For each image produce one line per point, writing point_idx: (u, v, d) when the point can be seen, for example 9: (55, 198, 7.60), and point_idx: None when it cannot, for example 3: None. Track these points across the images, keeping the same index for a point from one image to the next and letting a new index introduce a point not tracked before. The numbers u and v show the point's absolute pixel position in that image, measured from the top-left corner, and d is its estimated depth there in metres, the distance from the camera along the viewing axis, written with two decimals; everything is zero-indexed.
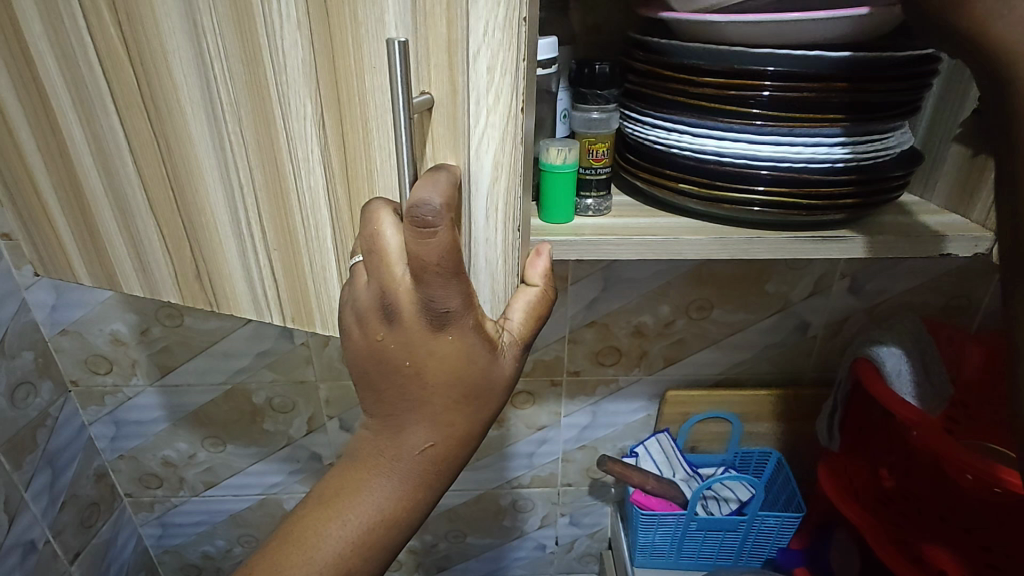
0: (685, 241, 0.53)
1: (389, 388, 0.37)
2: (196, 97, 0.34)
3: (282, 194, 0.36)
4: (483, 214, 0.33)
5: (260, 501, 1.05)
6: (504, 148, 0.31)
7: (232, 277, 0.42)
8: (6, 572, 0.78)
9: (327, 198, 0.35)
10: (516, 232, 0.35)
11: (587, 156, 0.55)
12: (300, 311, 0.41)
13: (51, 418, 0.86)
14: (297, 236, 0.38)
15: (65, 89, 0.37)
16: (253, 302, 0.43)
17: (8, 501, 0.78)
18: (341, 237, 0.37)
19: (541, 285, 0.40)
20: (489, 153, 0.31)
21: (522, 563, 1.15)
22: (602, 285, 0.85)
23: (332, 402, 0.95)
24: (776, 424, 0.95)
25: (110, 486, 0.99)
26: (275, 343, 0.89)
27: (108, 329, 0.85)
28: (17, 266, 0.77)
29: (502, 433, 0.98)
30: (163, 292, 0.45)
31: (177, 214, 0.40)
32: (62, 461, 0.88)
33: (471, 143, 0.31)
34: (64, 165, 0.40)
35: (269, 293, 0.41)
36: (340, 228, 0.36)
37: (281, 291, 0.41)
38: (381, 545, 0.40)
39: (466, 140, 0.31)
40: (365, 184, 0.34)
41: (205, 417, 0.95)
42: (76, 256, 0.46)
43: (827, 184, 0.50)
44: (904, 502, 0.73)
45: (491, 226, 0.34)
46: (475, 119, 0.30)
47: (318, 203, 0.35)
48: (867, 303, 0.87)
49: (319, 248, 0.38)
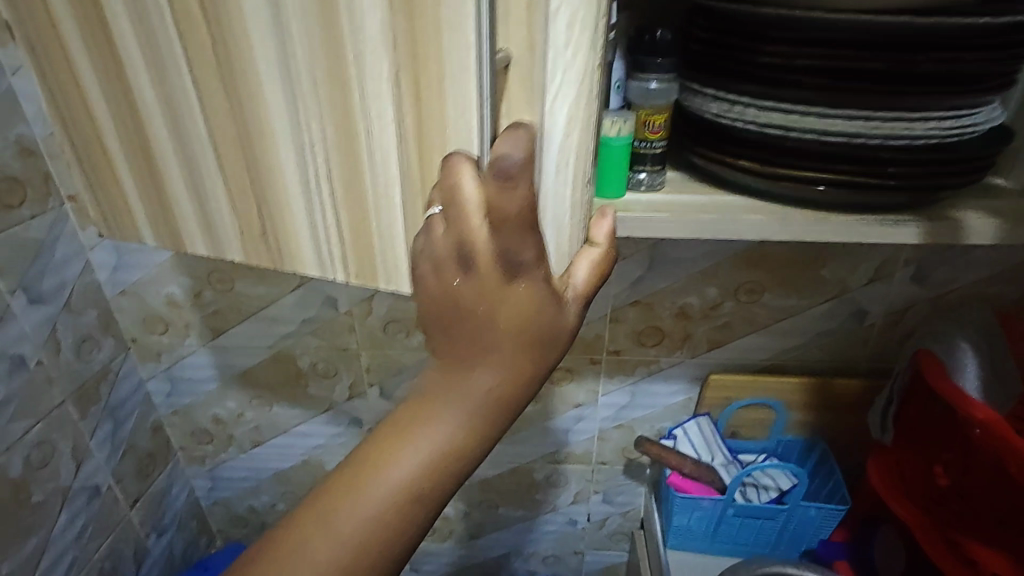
0: (743, 221, 0.51)
1: (458, 328, 0.36)
2: (271, 55, 0.34)
3: (355, 152, 0.36)
4: (554, 169, 0.34)
5: (304, 461, 1.09)
6: (579, 104, 0.32)
7: (298, 238, 0.42)
8: (74, 512, 0.84)
9: (400, 156, 0.35)
10: (586, 186, 0.36)
11: (643, 129, 0.54)
12: (365, 270, 0.41)
13: (113, 372, 0.90)
14: (367, 198, 0.37)
15: (138, 49, 0.37)
16: (319, 262, 0.42)
17: (76, 447, 0.83)
18: (411, 198, 0.37)
19: (605, 245, 0.38)
20: (564, 110, 0.32)
21: (553, 537, 1.16)
22: (647, 264, 0.83)
23: (374, 370, 0.97)
24: (823, 414, 0.92)
25: (165, 439, 1.04)
26: (321, 310, 0.91)
27: (164, 291, 0.89)
28: (82, 227, 0.80)
29: (539, 408, 0.98)
30: (227, 252, 0.46)
31: (245, 172, 0.40)
32: (122, 413, 0.93)
33: (546, 99, 0.32)
34: (134, 125, 0.41)
35: (336, 252, 0.41)
36: (412, 188, 0.36)
37: (348, 251, 0.41)
38: (436, 483, 0.37)
39: (542, 94, 0.32)
40: (439, 142, 0.34)
41: (253, 378, 0.99)
42: (142, 215, 0.47)
43: (897, 164, 0.47)
44: (959, 502, 0.69)
45: (561, 181, 0.35)
46: (550, 74, 0.31)
47: (390, 162, 0.35)
48: (933, 292, 0.82)
49: (388, 208, 0.37)
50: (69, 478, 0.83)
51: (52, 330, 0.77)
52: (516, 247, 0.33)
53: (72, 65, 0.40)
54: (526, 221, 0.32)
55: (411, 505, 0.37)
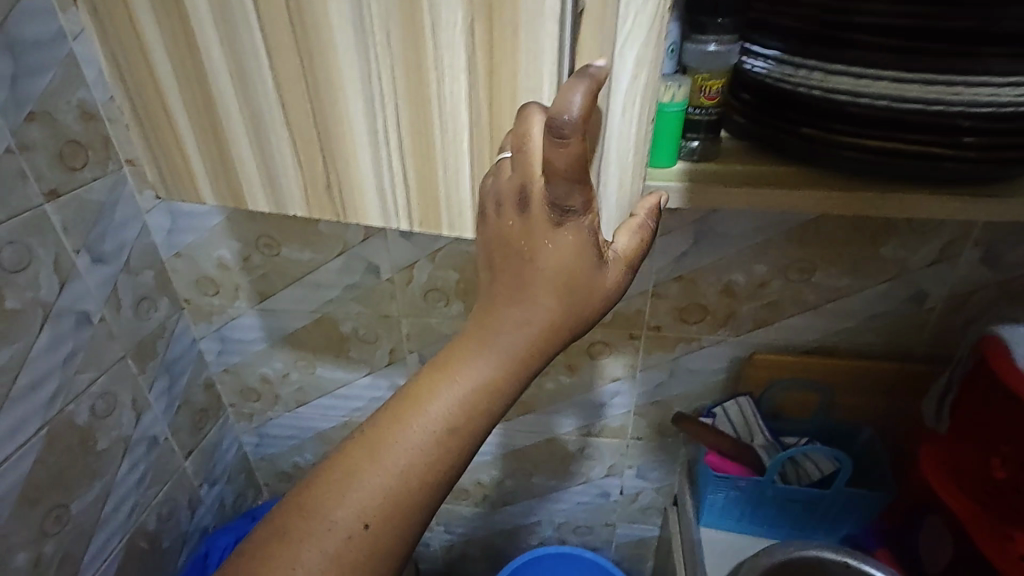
0: (800, 195, 0.49)
1: (506, 271, 0.40)
2: (346, 11, 0.39)
3: (424, 98, 0.42)
4: (620, 111, 0.40)
5: (345, 422, 1.12)
6: (646, 48, 0.38)
7: (362, 186, 0.48)
8: (135, 459, 0.90)
9: (468, 104, 0.41)
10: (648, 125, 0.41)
11: (698, 94, 0.52)
12: (428, 214, 0.48)
13: (168, 330, 0.95)
14: (434, 143, 0.44)
15: (209, 8, 0.42)
16: (382, 209, 0.49)
17: (137, 399, 0.88)
18: (475, 142, 0.43)
19: (643, 218, 0.43)
20: (631, 55, 0.38)
21: (585, 508, 1.17)
22: (693, 239, 0.81)
23: (413, 337, 0.99)
24: (872, 399, 0.88)
25: (216, 395, 1.09)
26: (363, 277, 0.92)
27: (215, 254, 0.92)
28: (140, 190, 0.83)
29: (576, 381, 0.98)
30: (289, 206, 0.51)
31: (314, 125, 0.45)
32: (177, 370, 0.97)
33: (615, 47, 0.38)
34: (201, 86, 0.46)
35: (398, 197, 0.48)
36: (476, 135, 0.43)
37: (410, 196, 0.47)
38: (469, 432, 0.39)
39: (612, 43, 0.37)
40: (506, 89, 0.40)
41: (298, 341, 1.02)
42: (203, 173, 0.52)
43: (976, 133, 0.44)
44: (1016, 497, 0.66)
45: (626, 121, 0.40)
46: (620, 21, 0.37)
47: (458, 109, 0.42)
48: (1002, 276, 0.77)
49: (453, 152, 0.44)
50: (130, 428, 0.88)
51: (114, 288, 0.81)
52: (564, 194, 0.35)
53: (136, 24, 0.44)
54: (574, 176, 0.34)
55: (456, 438, 0.39)
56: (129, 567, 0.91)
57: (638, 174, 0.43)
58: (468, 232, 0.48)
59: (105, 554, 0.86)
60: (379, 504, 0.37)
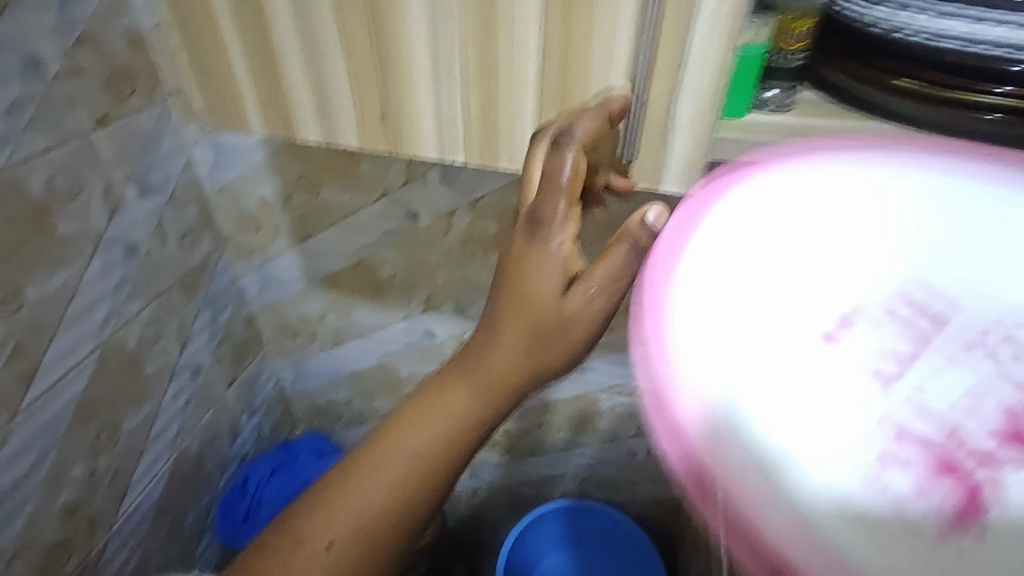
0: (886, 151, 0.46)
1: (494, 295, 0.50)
2: None
3: (493, 29, 0.44)
4: (701, 37, 0.42)
5: (379, 364, 1.14)
6: None
7: (421, 119, 0.52)
8: (180, 386, 0.93)
9: (539, 32, 0.44)
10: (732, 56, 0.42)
11: (782, 38, 0.50)
12: (486, 146, 0.52)
13: (212, 264, 0.96)
14: (501, 73, 0.47)
15: None
16: (438, 140, 0.53)
17: (182, 328, 0.91)
18: (542, 73, 0.46)
19: (624, 250, 0.45)
20: None
21: (609, 464, 1.18)
22: None
23: (450, 285, 0.98)
24: None
25: (256, 331, 1.12)
26: (403, 222, 0.91)
27: (258, 191, 0.91)
28: (184, 123, 0.82)
29: (612, 339, 0.97)
30: (343, 136, 0.55)
31: (376, 56, 0.48)
32: (220, 303, 1.00)
33: None
34: (259, 18, 0.49)
35: (457, 130, 0.52)
36: (546, 66, 0.46)
37: (469, 128, 0.51)
38: (446, 453, 0.49)
39: None
40: (580, 18, 0.42)
41: (336, 282, 1.02)
42: (258, 104, 0.55)
43: None
44: None
45: (705, 48, 0.42)
46: None
47: (528, 37, 0.44)
48: None
49: (518, 85, 0.47)
50: (176, 356, 0.91)
51: (164, 217, 0.83)
52: (546, 201, 0.46)
53: None
54: (553, 182, 0.45)
55: (433, 462, 0.49)
56: (175, 484, 0.96)
57: (712, 107, 0.45)
58: (524, 166, 0.52)
59: (154, 470, 0.91)
60: (370, 518, 0.49)
